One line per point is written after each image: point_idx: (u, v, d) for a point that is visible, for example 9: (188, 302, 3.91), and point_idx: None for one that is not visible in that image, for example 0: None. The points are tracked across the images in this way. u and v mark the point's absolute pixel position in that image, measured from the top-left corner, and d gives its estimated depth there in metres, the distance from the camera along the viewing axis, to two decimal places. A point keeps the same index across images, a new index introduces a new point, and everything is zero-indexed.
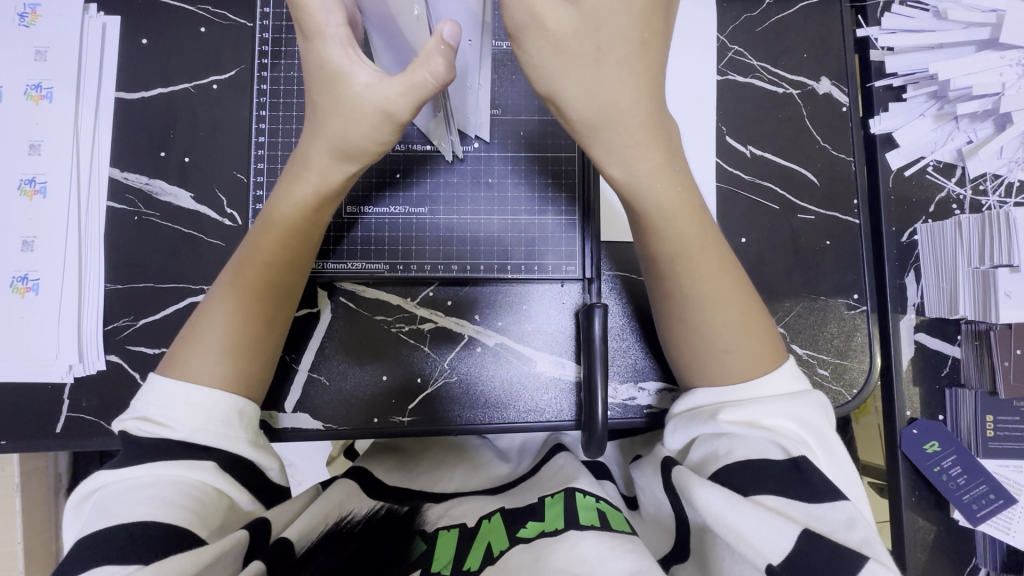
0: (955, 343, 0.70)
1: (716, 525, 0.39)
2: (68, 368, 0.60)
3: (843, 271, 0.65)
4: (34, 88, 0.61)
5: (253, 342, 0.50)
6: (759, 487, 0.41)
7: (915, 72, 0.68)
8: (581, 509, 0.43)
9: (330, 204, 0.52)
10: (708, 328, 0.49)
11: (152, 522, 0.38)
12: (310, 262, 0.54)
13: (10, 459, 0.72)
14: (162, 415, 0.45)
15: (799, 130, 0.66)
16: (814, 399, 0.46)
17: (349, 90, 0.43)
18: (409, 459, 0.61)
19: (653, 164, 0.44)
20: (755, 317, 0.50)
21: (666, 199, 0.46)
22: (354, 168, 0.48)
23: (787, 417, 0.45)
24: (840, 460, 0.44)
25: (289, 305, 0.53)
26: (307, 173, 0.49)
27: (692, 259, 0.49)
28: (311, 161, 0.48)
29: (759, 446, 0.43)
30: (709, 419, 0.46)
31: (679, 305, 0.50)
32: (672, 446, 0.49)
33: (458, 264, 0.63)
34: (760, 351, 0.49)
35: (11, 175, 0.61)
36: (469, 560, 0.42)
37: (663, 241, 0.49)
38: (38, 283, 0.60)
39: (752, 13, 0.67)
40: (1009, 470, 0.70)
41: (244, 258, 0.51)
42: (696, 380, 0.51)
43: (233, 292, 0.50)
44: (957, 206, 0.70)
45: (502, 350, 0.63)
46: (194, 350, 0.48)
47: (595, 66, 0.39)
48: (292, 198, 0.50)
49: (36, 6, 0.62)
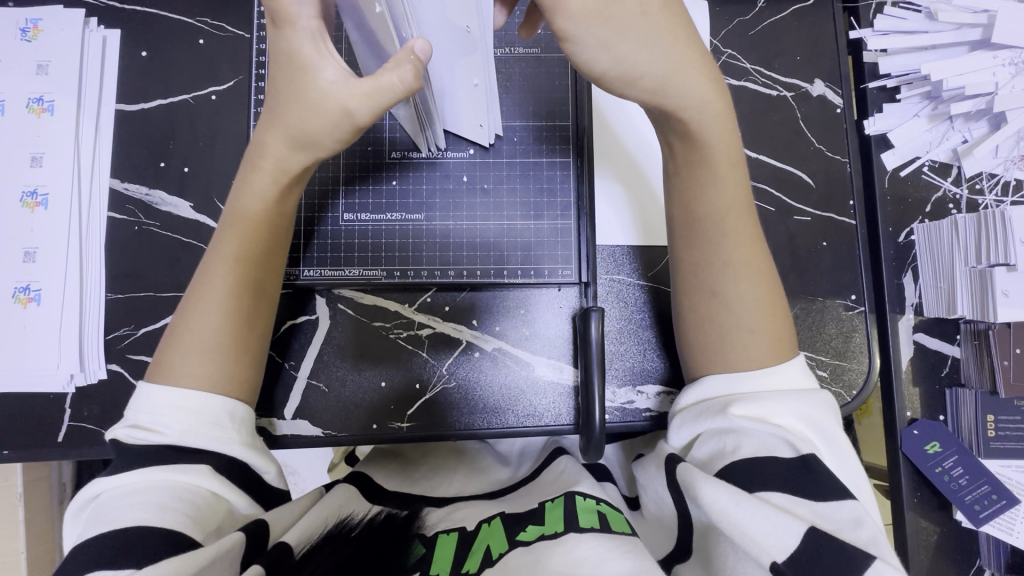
0: (955, 343, 0.70)
1: (722, 523, 0.39)
2: (70, 377, 0.60)
3: (840, 272, 0.65)
4: (35, 102, 0.62)
5: (239, 341, 0.51)
6: (765, 484, 0.41)
7: (907, 73, 0.69)
8: (580, 512, 0.43)
9: (293, 191, 0.52)
10: (739, 305, 0.50)
11: (147, 527, 0.38)
12: (282, 255, 0.55)
13: (13, 467, 0.72)
14: (152, 421, 0.45)
15: (793, 132, 0.66)
16: (822, 397, 0.46)
17: (313, 83, 0.43)
18: (409, 464, 0.60)
19: (722, 110, 0.47)
20: (779, 306, 0.52)
21: (732, 147, 0.49)
22: (308, 159, 0.49)
23: (796, 416, 0.45)
24: (845, 459, 0.44)
25: (268, 301, 0.54)
26: (262, 162, 0.50)
27: (725, 225, 0.51)
28: (266, 148, 0.49)
29: (766, 443, 0.43)
30: (718, 412, 0.46)
31: (715, 275, 0.51)
32: (676, 444, 0.49)
33: (455, 269, 0.63)
34: (780, 338, 0.50)
35: (14, 188, 0.61)
36: (469, 563, 0.42)
37: (710, 204, 0.51)
38: (40, 293, 0.61)
39: (744, 17, 0.67)
40: (1012, 470, 0.70)
41: (212, 255, 0.51)
42: (710, 368, 0.51)
43: (211, 292, 0.50)
44: (953, 205, 0.69)
45: (498, 355, 0.63)
46: (178, 351, 0.49)
47: (644, 17, 0.39)
48: (252, 188, 0.50)
49: (37, 21, 0.63)
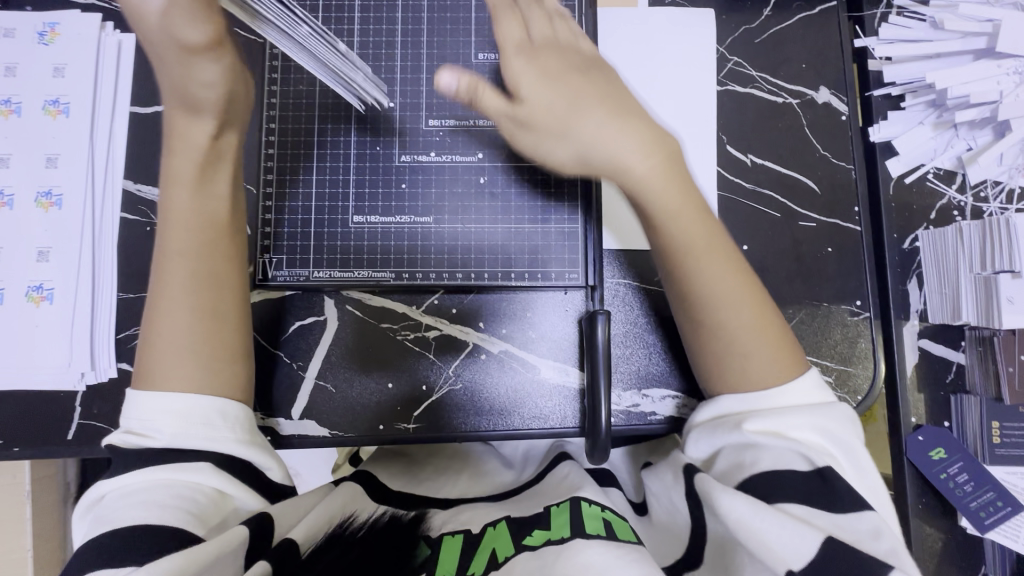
0: (960, 349, 0.70)
1: (740, 533, 0.39)
2: (80, 376, 0.61)
3: (845, 278, 0.65)
4: (51, 103, 0.63)
5: (212, 336, 0.51)
6: (785, 495, 0.41)
7: (912, 81, 0.69)
8: (587, 519, 0.43)
9: (224, 169, 0.55)
10: (725, 330, 0.51)
11: (146, 526, 0.39)
12: (241, 244, 0.56)
13: (22, 466, 0.73)
14: (143, 427, 0.46)
15: (799, 138, 0.67)
16: (840, 411, 0.47)
17: (152, 25, 0.49)
18: (414, 464, 0.61)
19: (659, 169, 0.51)
20: (773, 322, 0.52)
21: (678, 195, 0.51)
22: (207, 121, 0.52)
23: (814, 430, 0.46)
24: (863, 471, 0.44)
25: (238, 296, 0.54)
26: (178, 143, 0.53)
27: (695, 251, 0.51)
28: (177, 130, 0.53)
29: (784, 455, 0.43)
30: (734, 428, 0.47)
31: (698, 304, 0.52)
32: (694, 457, 0.50)
33: (463, 272, 0.63)
34: (781, 354, 0.50)
35: (30, 188, 0.62)
36: (474, 566, 0.43)
37: (673, 234, 0.51)
38: (53, 293, 0.61)
39: (750, 24, 0.68)
40: (1017, 476, 0.69)
41: (161, 262, 0.52)
42: (720, 371, 0.51)
43: (174, 292, 0.51)
44: (958, 212, 0.70)
45: (504, 357, 0.63)
46: (152, 357, 0.49)
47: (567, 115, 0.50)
48: (176, 175, 0.53)
49: (55, 25, 0.64)
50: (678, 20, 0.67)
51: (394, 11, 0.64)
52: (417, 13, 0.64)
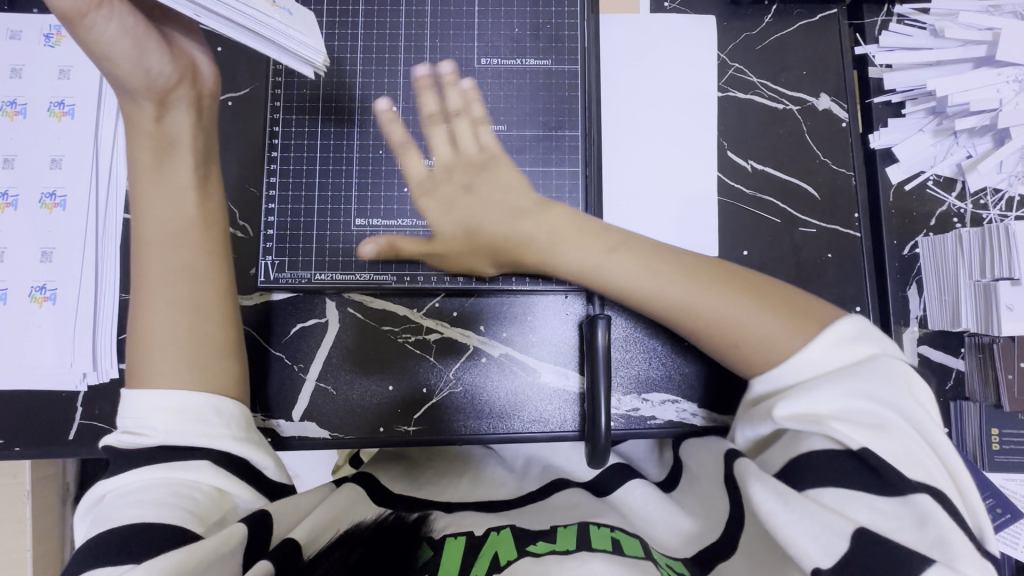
0: (960, 356, 0.70)
1: (770, 525, 0.40)
2: (82, 376, 0.61)
3: (844, 284, 0.65)
4: (57, 105, 0.64)
5: (198, 332, 0.51)
6: (823, 482, 0.41)
7: (912, 89, 0.70)
8: (595, 536, 0.44)
9: (188, 157, 0.55)
10: (707, 325, 0.51)
11: (144, 524, 0.39)
12: (222, 236, 0.56)
13: (22, 466, 0.72)
14: (138, 425, 0.46)
15: (799, 145, 0.67)
16: (878, 368, 0.44)
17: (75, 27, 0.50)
18: (415, 467, 0.60)
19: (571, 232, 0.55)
20: (773, 292, 0.50)
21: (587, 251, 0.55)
22: (152, 106, 0.53)
23: (855, 399, 0.43)
24: (923, 432, 0.42)
25: (221, 288, 0.54)
26: (140, 135, 0.54)
27: (649, 259, 0.53)
28: (137, 122, 0.54)
29: (821, 440, 0.42)
30: (768, 418, 0.46)
31: (666, 310, 0.52)
32: (743, 442, 0.50)
33: (464, 275, 0.63)
34: (787, 321, 0.48)
35: (35, 188, 0.63)
36: (476, 567, 0.42)
37: (609, 269, 0.53)
38: (56, 293, 0.62)
39: (751, 32, 0.68)
40: (1017, 483, 0.69)
41: (137, 256, 0.52)
42: (728, 353, 0.51)
43: (156, 287, 0.51)
44: (958, 219, 0.70)
45: (504, 360, 0.64)
46: (141, 356, 0.49)
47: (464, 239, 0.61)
48: (141, 166, 0.54)
49: (62, 28, 0.64)
50: (680, 28, 0.67)
51: (396, 17, 0.65)
52: (419, 18, 0.65)
